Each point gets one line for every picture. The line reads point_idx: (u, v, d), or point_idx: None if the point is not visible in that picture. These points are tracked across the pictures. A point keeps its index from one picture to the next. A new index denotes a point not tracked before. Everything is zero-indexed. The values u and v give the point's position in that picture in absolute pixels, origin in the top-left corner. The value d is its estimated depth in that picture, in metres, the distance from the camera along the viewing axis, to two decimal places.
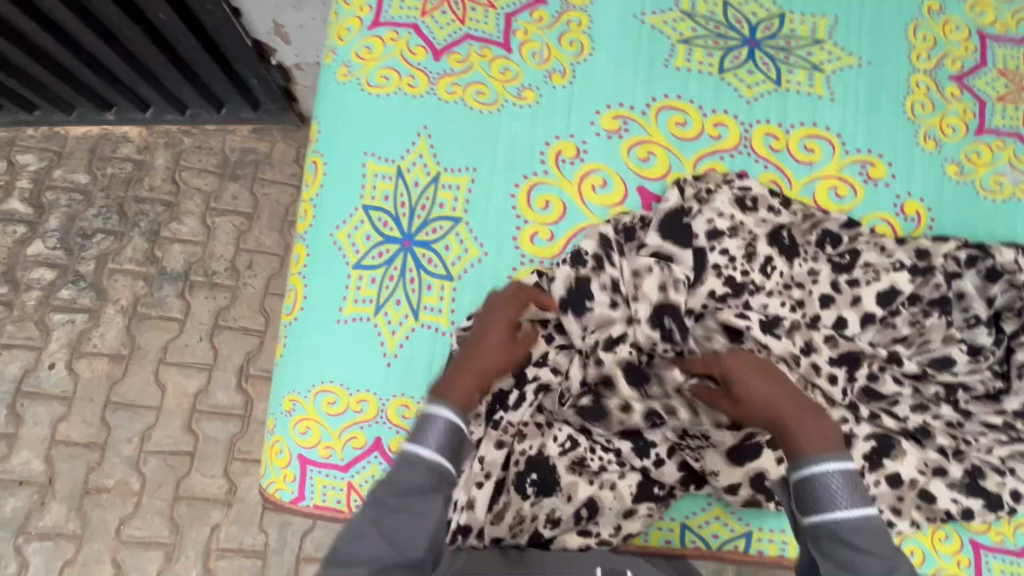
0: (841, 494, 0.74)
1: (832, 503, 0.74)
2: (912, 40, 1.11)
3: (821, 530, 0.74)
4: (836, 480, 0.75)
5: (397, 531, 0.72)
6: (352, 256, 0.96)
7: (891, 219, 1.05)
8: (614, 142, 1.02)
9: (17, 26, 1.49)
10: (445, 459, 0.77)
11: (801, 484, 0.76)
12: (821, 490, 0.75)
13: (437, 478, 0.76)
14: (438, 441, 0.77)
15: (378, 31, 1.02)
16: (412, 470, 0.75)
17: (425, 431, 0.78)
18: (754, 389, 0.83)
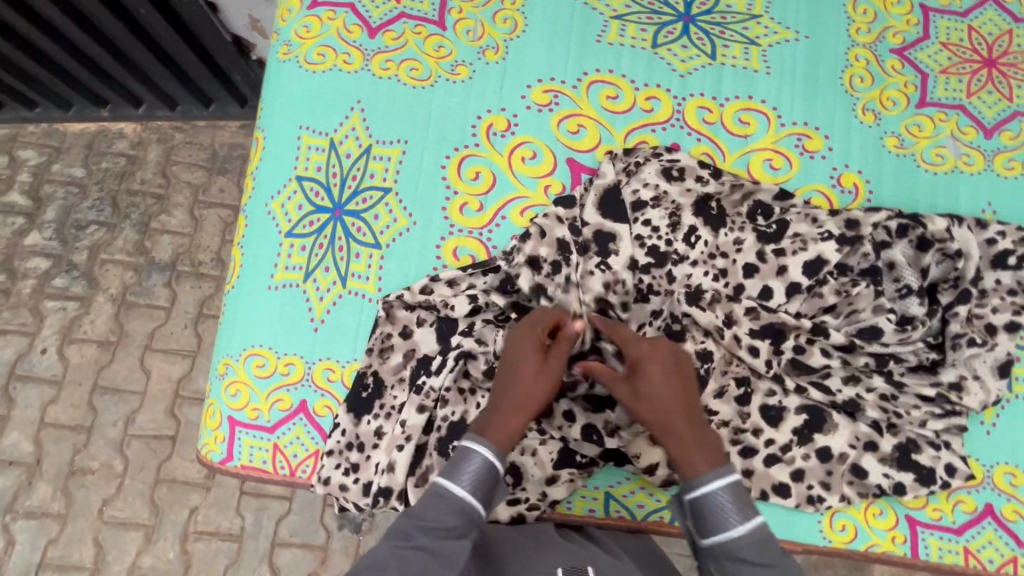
0: (730, 511, 0.74)
1: (721, 521, 0.73)
2: (852, 14, 1.10)
3: (715, 550, 0.73)
4: (722, 497, 0.74)
5: (417, 570, 0.68)
6: (284, 225, 0.99)
7: (827, 192, 1.04)
8: (544, 115, 1.03)
9: (10, 24, 1.56)
10: (476, 500, 0.75)
11: (694, 507, 0.76)
12: (711, 508, 0.74)
13: (467, 521, 0.74)
14: (472, 479, 0.76)
15: (317, 11, 1.06)
16: (445, 509, 0.73)
17: (460, 469, 0.76)
18: (658, 385, 0.83)
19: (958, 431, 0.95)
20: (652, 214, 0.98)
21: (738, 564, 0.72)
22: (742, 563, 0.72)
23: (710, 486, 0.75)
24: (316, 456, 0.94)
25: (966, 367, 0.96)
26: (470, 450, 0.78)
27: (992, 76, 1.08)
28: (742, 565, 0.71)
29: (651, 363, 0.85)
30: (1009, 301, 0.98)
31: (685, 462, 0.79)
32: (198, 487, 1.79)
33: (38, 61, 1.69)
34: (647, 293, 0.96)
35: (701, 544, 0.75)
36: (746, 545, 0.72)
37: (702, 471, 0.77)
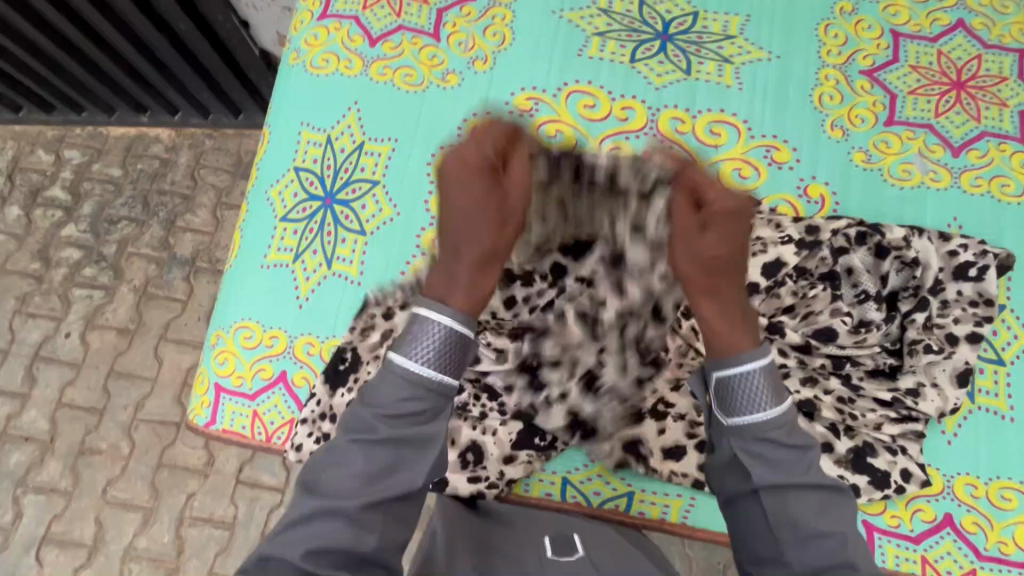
0: (764, 391, 0.76)
1: (751, 401, 0.76)
2: (823, 37, 1.17)
3: (739, 427, 0.76)
4: (758, 380, 0.76)
5: (389, 463, 0.71)
6: (280, 211, 1.08)
7: (794, 201, 1.08)
8: (525, 121, 1.11)
9: (63, 31, 1.72)
10: (439, 372, 0.73)
11: (726, 382, 0.78)
12: (742, 386, 0.76)
13: (433, 398, 0.73)
14: (434, 351, 0.73)
15: (325, 23, 1.17)
16: (402, 390, 0.72)
17: (420, 343, 0.73)
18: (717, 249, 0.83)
19: (915, 437, 0.96)
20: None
21: (763, 446, 0.75)
22: (769, 443, 0.75)
23: (748, 364, 0.76)
24: (291, 423, 1.00)
25: (924, 374, 0.97)
26: (428, 321, 0.74)
27: (960, 98, 1.13)
28: (766, 444, 0.75)
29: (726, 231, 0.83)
30: (970, 313, 0.99)
31: (724, 333, 0.79)
32: (196, 473, 1.84)
33: (87, 68, 1.86)
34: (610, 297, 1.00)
35: (725, 422, 0.78)
36: (774, 428, 0.75)
37: (744, 350, 0.78)
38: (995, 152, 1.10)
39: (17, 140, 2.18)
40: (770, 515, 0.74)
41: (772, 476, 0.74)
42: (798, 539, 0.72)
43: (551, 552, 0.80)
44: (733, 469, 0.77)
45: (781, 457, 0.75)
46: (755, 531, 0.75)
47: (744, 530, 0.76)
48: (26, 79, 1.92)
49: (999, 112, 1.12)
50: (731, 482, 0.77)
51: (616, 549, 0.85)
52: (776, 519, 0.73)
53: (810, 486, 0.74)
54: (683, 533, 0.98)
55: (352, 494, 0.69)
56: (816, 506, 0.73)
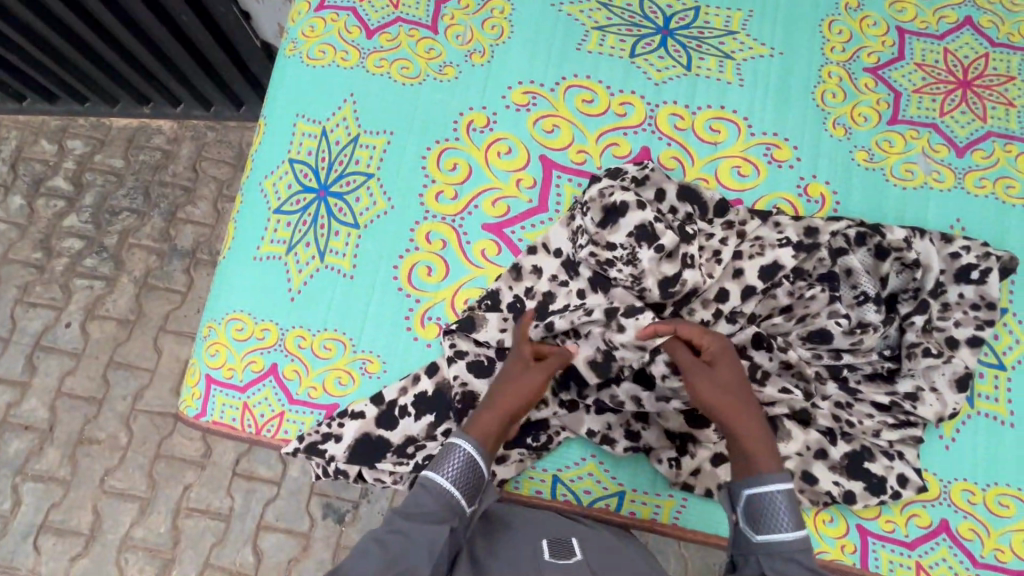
0: (788, 510, 0.78)
1: (778, 523, 0.77)
2: (827, 34, 1.14)
3: (770, 548, 0.77)
4: (782, 498, 0.78)
5: (398, 551, 0.75)
6: (274, 203, 1.08)
7: (793, 200, 1.07)
8: (522, 115, 1.10)
9: (65, 21, 1.72)
10: (457, 490, 0.81)
11: (754, 501, 0.79)
12: (772, 505, 0.78)
13: (449, 509, 0.79)
14: (457, 471, 0.82)
15: (322, 14, 1.16)
16: (424, 496, 0.80)
17: (446, 460, 0.82)
18: (715, 387, 0.85)
19: (914, 442, 0.94)
20: (625, 229, 0.97)
21: (793, 567, 0.76)
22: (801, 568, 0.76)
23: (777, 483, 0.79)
24: (281, 416, 0.99)
25: (923, 378, 0.95)
26: (454, 446, 0.83)
27: (966, 97, 1.11)
28: (790, 564, 0.76)
29: (726, 355, 0.87)
30: (972, 316, 0.97)
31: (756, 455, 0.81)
32: (193, 464, 1.84)
33: (88, 58, 1.86)
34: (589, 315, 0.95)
35: (754, 540, 0.78)
36: (795, 549, 0.76)
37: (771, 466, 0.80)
38: (1001, 152, 1.08)
39: (21, 130, 2.18)
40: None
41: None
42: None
43: (549, 553, 0.81)
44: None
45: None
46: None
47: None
48: (28, 68, 1.92)
49: (1006, 112, 1.10)
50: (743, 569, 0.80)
51: (614, 551, 0.86)
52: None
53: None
54: (675, 534, 0.97)
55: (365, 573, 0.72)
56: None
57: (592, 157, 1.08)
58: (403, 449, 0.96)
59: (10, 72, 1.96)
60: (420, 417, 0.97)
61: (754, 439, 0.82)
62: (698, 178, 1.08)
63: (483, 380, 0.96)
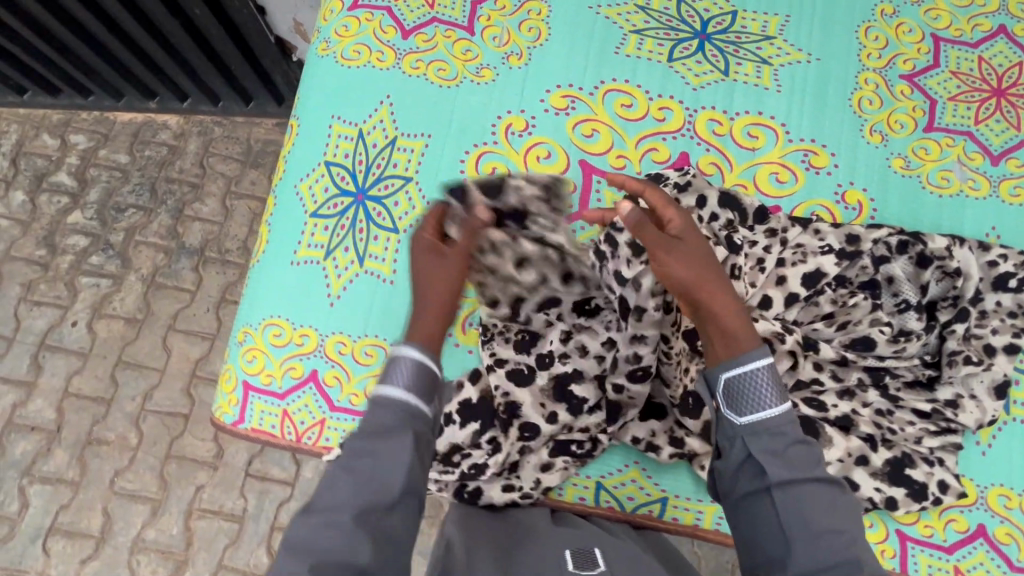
0: (767, 390, 0.74)
1: (761, 399, 0.74)
2: (864, 39, 1.15)
3: (756, 425, 0.74)
4: (762, 376, 0.75)
5: (370, 478, 0.67)
6: (310, 206, 1.06)
7: (831, 207, 1.07)
8: (561, 119, 1.09)
9: (75, 14, 1.69)
10: (416, 397, 0.70)
11: (733, 382, 0.76)
12: (750, 386, 0.75)
13: (410, 418, 0.70)
14: (407, 378, 0.71)
15: (356, 13, 1.14)
16: (381, 410, 0.70)
17: (391, 375, 0.71)
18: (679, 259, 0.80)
19: (954, 449, 0.96)
20: None
21: (775, 442, 0.73)
22: (781, 441, 0.73)
23: (752, 363, 0.75)
24: (322, 424, 0.99)
25: (962, 386, 0.97)
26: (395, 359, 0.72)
27: (1000, 105, 1.12)
28: (779, 437, 0.73)
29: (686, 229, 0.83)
30: (1008, 323, 0.98)
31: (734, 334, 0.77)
32: (205, 465, 1.83)
33: (92, 48, 1.81)
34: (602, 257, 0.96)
35: (737, 422, 0.75)
36: (786, 422, 0.74)
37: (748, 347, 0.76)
38: None
39: (21, 124, 2.13)
40: (780, 512, 0.71)
41: (781, 469, 0.72)
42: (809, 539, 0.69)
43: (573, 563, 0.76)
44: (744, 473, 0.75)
45: (795, 453, 0.73)
46: (762, 529, 0.73)
47: (753, 530, 0.74)
48: (32, 62, 1.89)
49: None
50: (741, 479, 0.75)
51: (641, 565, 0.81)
52: (787, 514, 0.71)
53: (818, 481, 0.72)
54: (716, 540, 0.98)
55: (345, 511, 0.65)
56: (828, 503, 0.71)
57: (632, 162, 1.08)
58: (449, 457, 0.95)
59: (11, 64, 1.91)
60: (465, 425, 0.96)
61: (728, 312, 0.78)
62: (737, 184, 1.08)
63: (527, 390, 0.96)
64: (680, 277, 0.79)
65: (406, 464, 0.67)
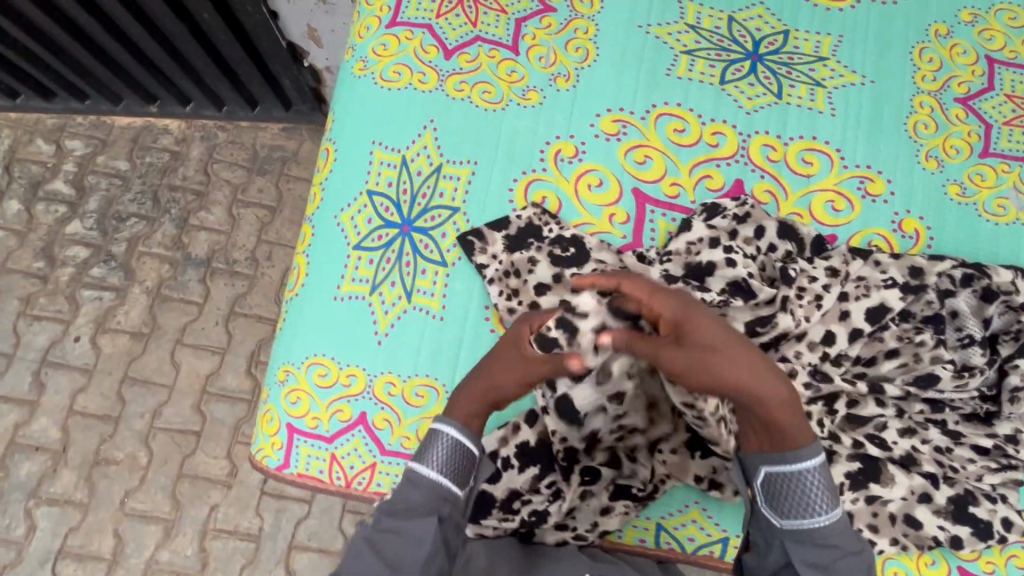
0: (817, 489, 0.77)
1: (812, 506, 0.76)
2: (918, 61, 1.12)
3: (800, 534, 0.77)
4: (813, 479, 0.77)
5: (393, 548, 0.77)
6: (353, 238, 1.01)
7: (888, 236, 1.05)
8: (612, 144, 1.05)
9: (73, 17, 1.61)
10: (446, 479, 0.81)
11: (781, 486, 0.78)
12: (800, 488, 0.77)
13: (438, 499, 0.80)
14: (441, 459, 0.81)
15: (395, 30, 1.09)
16: (412, 491, 0.80)
17: (428, 451, 0.82)
18: (694, 364, 0.77)
19: (1016, 486, 0.95)
20: (722, 280, 0.95)
21: (822, 555, 0.76)
22: (827, 554, 0.76)
23: (802, 459, 0.77)
24: (373, 468, 0.95)
25: (1020, 421, 0.97)
26: (438, 434, 0.82)
27: None
28: (825, 551, 0.76)
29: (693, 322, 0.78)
30: None
31: (784, 429, 0.77)
32: (218, 484, 1.76)
33: (90, 51, 1.73)
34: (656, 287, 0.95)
35: (781, 526, 0.78)
36: (833, 533, 0.76)
37: (800, 445, 0.77)
38: None
39: (14, 128, 2.03)
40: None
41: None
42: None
43: None
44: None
45: (841, 567, 0.76)
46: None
47: None
48: (27, 65, 1.79)
49: None
50: None
51: None
52: None
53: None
54: None
55: None
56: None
57: (686, 190, 1.04)
58: (509, 504, 0.94)
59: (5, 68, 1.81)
60: (524, 470, 0.95)
61: (777, 407, 0.77)
62: (792, 213, 1.05)
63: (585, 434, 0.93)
64: (698, 379, 0.77)
65: (426, 543, 0.77)
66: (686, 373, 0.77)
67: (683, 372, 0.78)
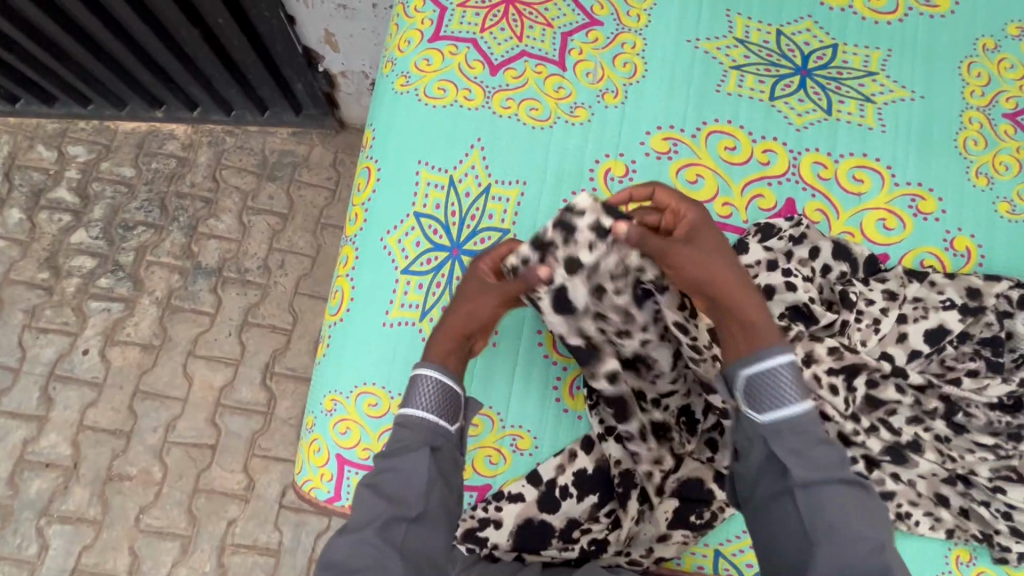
0: (789, 390, 0.72)
1: (783, 397, 0.72)
2: (966, 76, 1.11)
3: (778, 424, 0.72)
4: (785, 375, 0.72)
5: (393, 488, 0.74)
6: (401, 261, 0.98)
7: (940, 255, 1.03)
8: (663, 163, 1.03)
9: (75, 17, 1.45)
10: (435, 417, 0.79)
11: (754, 379, 0.73)
12: (773, 382, 0.72)
13: (428, 434, 0.78)
14: (428, 399, 0.80)
15: (438, 45, 1.06)
16: (405, 431, 0.78)
17: (413, 394, 0.80)
18: (697, 259, 0.79)
19: None
20: (782, 304, 0.94)
21: (800, 441, 0.71)
22: (803, 439, 0.71)
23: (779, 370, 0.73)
24: None
25: None
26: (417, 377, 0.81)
27: None
28: (803, 439, 0.71)
29: (703, 226, 0.81)
30: None
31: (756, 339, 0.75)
32: (236, 498, 1.66)
33: (100, 59, 1.59)
34: None
35: (758, 422, 0.73)
36: (809, 420, 0.72)
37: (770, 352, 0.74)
38: None
39: (12, 134, 1.88)
40: (802, 515, 0.69)
41: (802, 468, 0.70)
42: (833, 548, 0.67)
43: None
44: (771, 475, 0.72)
45: (820, 453, 0.71)
46: (786, 535, 0.70)
47: (773, 532, 0.72)
48: (25, 68, 1.63)
49: None
50: (767, 479, 0.73)
51: None
52: (811, 514, 0.69)
53: (843, 481, 0.70)
54: None
55: (370, 528, 0.71)
56: (852, 516, 0.68)
57: (738, 209, 1.02)
58: (569, 533, 0.93)
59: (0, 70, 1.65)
60: (583, 498, 0.93)
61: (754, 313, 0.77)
62: (844, 232, 1.03)
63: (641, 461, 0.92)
64: (690, 265, 0.79)
65: (427, 478, 0.74)
66: (682, 260, 0.79)
67: (679, 259, 0.79)
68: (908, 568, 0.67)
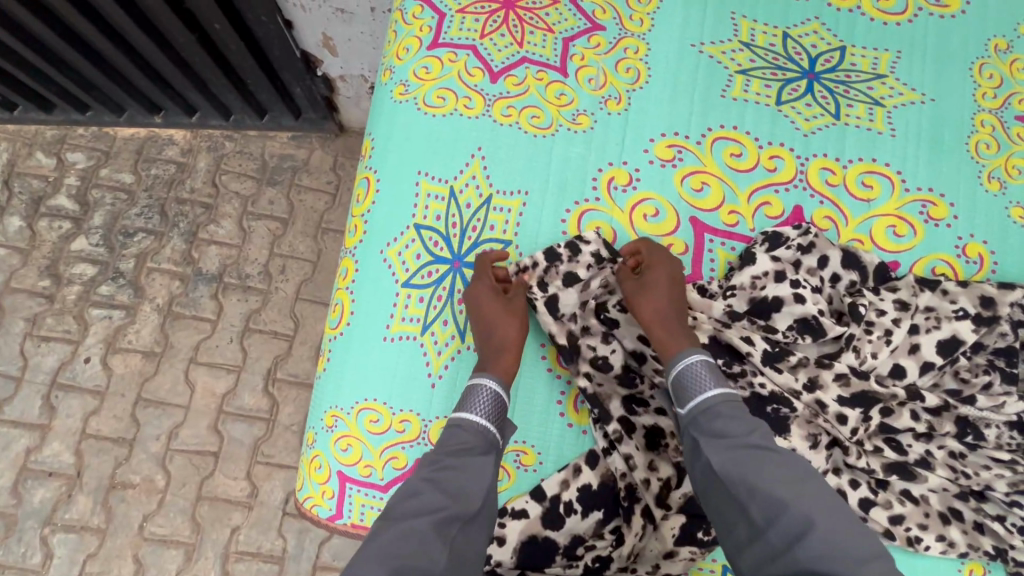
0: (702, 387, 0.81)
1: (696, 390, 0.81)
2: (978, 78, 1.08)
3: (693, 412, 0.80)
4: (700, 376, 0.82)
5: (454, 486, 0.77)
6: (401, 274, 0.96)
7: (952, 261, 1.01)
8: (667, 171, 1.01)
9: (71, 23, 1.43)
10: (491, 424, 0.84)
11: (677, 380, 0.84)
12: (687, 380, 0.82)
13: (485, 441, 0.83)
14: (487, 408, 0.85)
15: (437, 52, 1.03)
16: (463, 434, 0.82)
17: (472, 400, 0.85)
18: (640, 288, 0.91)
19: None
20: (789, 317, 0.93)
21: (711, 420, 0.78)
22: (716, 420, 0.78)
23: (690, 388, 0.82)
24: None
25: None
26: (479, 386, 0.86)
27: None
28: (715, 419, 0.78)
29: (658, 263, 0.92)
30: None
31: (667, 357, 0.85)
32: (239, 506, 1.65)
33: (96, 65, 1.57)
34: (724, 323, 0.94)
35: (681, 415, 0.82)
36: (718, 403, 0.79)
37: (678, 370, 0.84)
38: None
39: (11, 141, 1.87)
40: (727, 489, 0.75)
41: (717, 443, 0.77)
42: (760, 503, 0.72)
43: None
44: (695, 457, 0.79)
45: (732, 428, 0.77)
46: (719, 502, 0.76)
47: (720, 515, 0.76)
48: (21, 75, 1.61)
49: None
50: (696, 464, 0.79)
51: None
52: (734, 486, 0.74)
53: (752, 448, 0.75)
54: None
55: (425, 517, 0.72)
56: (767, 469, 0.73)
57: (745, 218, 1.00)
58: (573, 550, 0.91)
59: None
60: (587, 514, 0.92)
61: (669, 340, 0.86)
62: (853, 239, 1.01)
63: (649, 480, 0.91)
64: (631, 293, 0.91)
65: (486, 483, 0.79)
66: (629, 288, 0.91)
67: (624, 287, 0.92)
68: (842, 522, 0.69)
